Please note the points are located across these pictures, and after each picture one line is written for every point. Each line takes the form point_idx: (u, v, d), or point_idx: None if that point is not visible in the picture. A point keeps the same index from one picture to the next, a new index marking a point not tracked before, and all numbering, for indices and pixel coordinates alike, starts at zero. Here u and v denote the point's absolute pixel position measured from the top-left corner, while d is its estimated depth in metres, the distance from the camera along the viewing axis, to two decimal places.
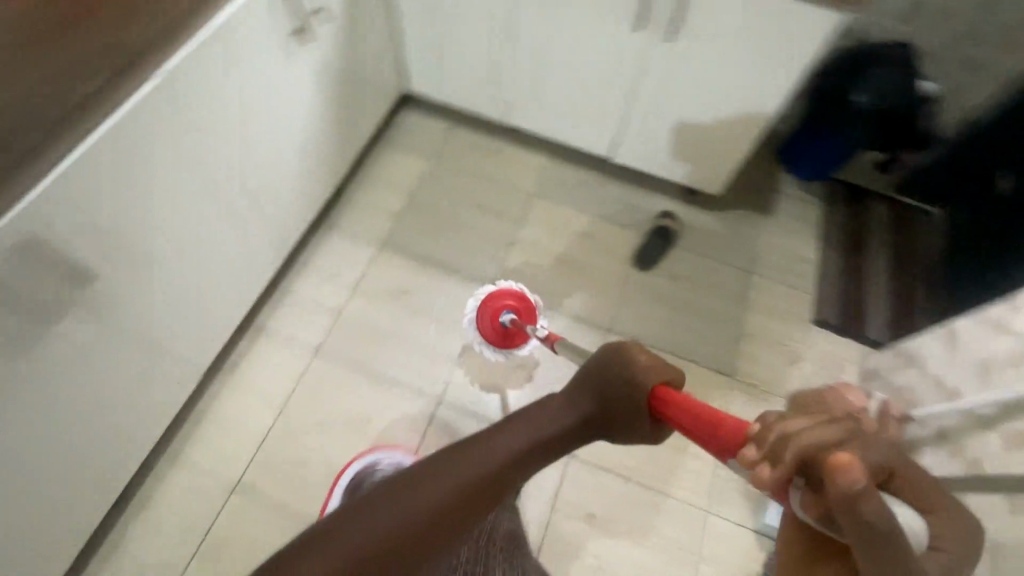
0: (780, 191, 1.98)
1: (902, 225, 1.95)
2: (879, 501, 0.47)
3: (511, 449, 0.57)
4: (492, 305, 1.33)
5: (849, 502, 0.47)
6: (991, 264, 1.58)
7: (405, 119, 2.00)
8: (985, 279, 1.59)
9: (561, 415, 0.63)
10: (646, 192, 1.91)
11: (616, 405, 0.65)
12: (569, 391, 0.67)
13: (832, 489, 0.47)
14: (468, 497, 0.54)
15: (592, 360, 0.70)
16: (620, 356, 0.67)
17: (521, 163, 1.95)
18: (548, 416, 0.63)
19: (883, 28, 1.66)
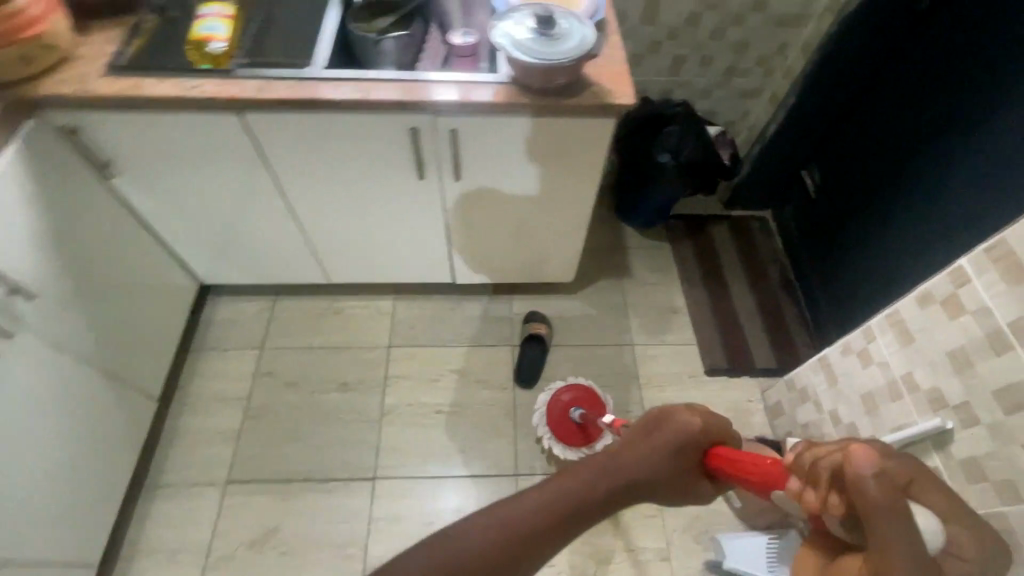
0: (629, 248, 1.96)
1: (742, 244, 2.01)
2: (870, 468, 0.58)
3: (566, 503, 0.55)
4: (562, 399, 1.48)
5: (879, 499, 0.57)
6: (841, 269, 1.72)
7: (214, 313, 1.71)
8: (839, 283, 1.73)
9: (625, 469, 0.59)
10: (504, 300, 1.79)
11: (665, 462, 0.61)
12: (636, 434, 0.64)
13: (856, 479, 0.59)
14: (506, 546, 0.52)
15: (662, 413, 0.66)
16: (670, 418, 0.64)
17: (363, 316, 1.74)
18: (619, 466, 0.59)
19: (658, 83, 1.70)
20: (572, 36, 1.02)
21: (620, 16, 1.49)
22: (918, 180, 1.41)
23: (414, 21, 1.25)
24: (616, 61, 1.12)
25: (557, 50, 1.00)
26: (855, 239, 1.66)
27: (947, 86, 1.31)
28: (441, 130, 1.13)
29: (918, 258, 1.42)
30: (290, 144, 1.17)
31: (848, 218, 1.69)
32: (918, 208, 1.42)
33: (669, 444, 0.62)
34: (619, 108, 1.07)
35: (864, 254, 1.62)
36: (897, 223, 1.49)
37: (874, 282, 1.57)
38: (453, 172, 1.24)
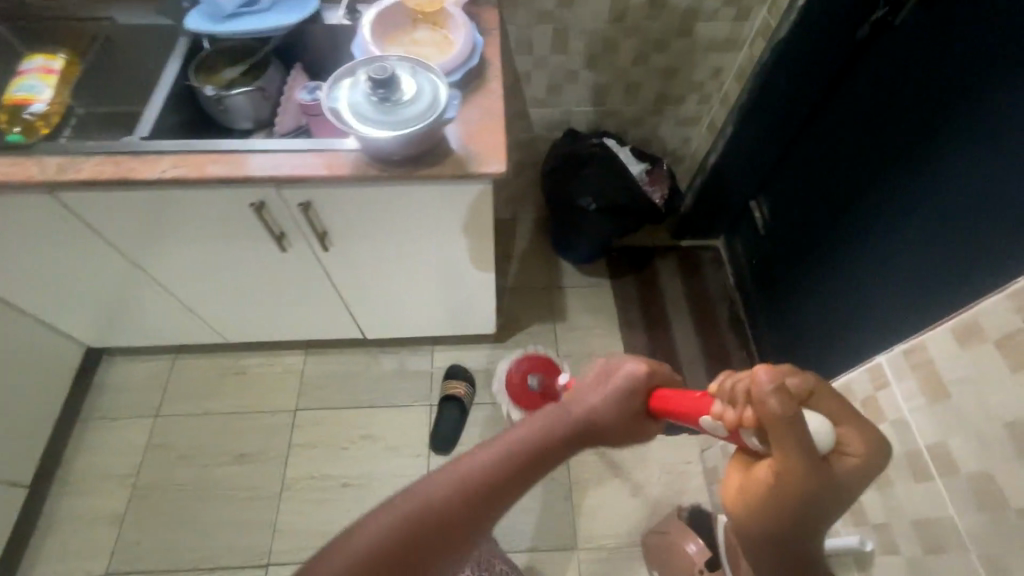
0: (565, 288, 1.81)
1: (690, 277, 1.87)
2: (776, 390, 0.47)
3: (521, 447, 0.56)
4: (519, 368, 1.48)
5: (780, 416, 0.46)
6: (807, 312, 1.51)
7: (108, 377, 1.59)
8: (804, 328, 1.52)
9: (575, 417, 0.60)
10: (425, 353, 1.66)
11: (615, 410, 0.62)
12: (586, 385, 0.64)
13: (760, 393, 0.47)
14: (473, 497, 0.52)
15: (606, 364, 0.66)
16: (615, 367, 0.65)
17: (269, 376, 1.61)
18: (569, 415, 0.60)
19: (581, 113, 1.53)
20: (411, 105, 0.85)
21: (527, 46, 1.32)
22: (884, 218, 1.20)
23: (267, 70, 1.08)
24: (488, 118, 0.97)
25: (385, 123, 0.84)
26: (820, 279, 1.44)
27: (910, 110, 1.10)
28: (292, 203, 0.99)
29: (887, 313, 1.20)
30: (122, 220, 1.02)
31: (811, 255, 1.47)
32: (885, 252, 1.20)
33: (615, 393, 0.63)
34: (484, 177, 0.92)
35: (830, 298, 1.41)
36: (864, 266, 1.27)
37: (842, 333, 1.36)
38: (321, 242, 1.09)
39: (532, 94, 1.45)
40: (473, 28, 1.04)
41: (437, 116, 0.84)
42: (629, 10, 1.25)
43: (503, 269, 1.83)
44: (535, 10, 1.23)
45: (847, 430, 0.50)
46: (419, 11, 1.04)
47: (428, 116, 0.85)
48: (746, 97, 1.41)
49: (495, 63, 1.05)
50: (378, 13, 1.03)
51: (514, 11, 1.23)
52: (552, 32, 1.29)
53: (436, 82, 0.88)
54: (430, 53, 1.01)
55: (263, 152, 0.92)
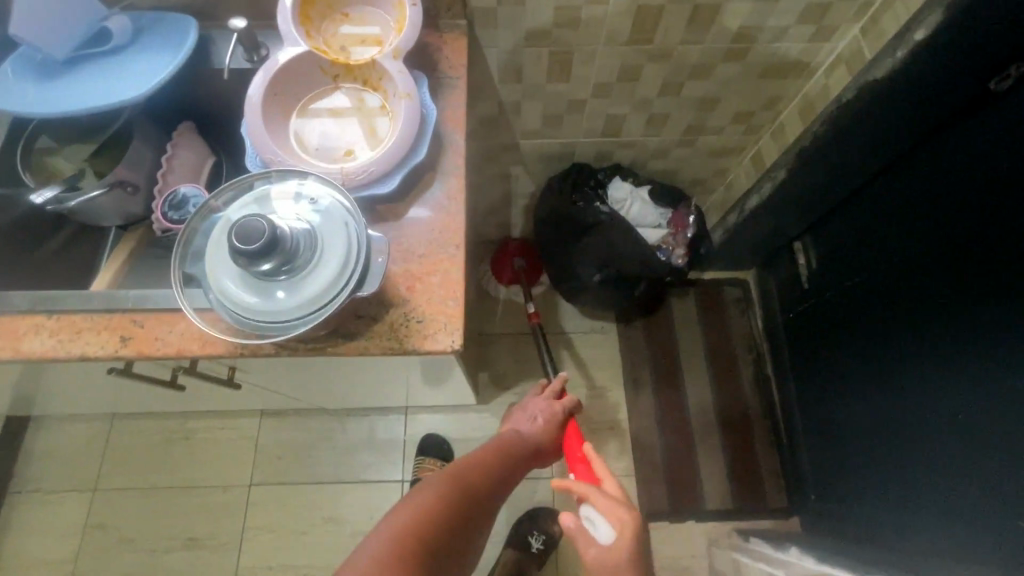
0: (563, 335, 1.55)
1: (710, 320, 1.59)
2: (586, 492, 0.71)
3: (510, 460, 0.77)
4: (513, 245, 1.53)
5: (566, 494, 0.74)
6: (858, 418, 1.20)
7: (37, 442, 1.40)
8: (852, 436, 1.22)
9: (526, 422, 0.89)
10: (397, 418, 1.45)
11: (550, 427, 0.88)
12: (531, 399, 0.94)
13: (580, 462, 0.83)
14: (489, 481, 0.70)
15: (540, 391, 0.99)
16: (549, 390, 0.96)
17: (220, 443, 1.41)
18: (523, 421, 0.89)
19: (588, 144, 1.18)
20: (306, 279, 0.56)
21: (514, 72, 0.96)
22: (1004, 346, 0.87)
23: (131, 140, 0.75)
24: (439, 251, 0.67)
25: (263, 311, 0.55)
26: (882, 388, 1.12)
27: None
28: (175, 362, 0.71)
29: (992, 472, 0.90)
30: None
31: (872, 353, 1.14)
32: (997, 393, 0.88)
33: (553, 421, 0.89)
34: (432, 356, 0.63)
35: (890, 410, 1.10)
36: (955, 398, 0.96)
37: (908, 467, 1.06)
38: (232, 380, 0.83)
39: (523, 124, 1.10)
40: (423, 89, 0.72)
41: (342, 303, 0.54)
42: (658, 30, 0.88)
43: (489, 311, 1.56)
44: (525, 30, 0.87)
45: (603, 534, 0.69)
46: (342, 63, 0.70)
47: (329, 300, 0.55)
48: (809, 138, 1.07)
49: (457, 138, 0.73)
50: (276, 72, 0.68)
51: (494, 32, 0.87)
52: (548, 55, 0.92)
53: (349, 233, 0.58)
54: (362, 137, 0.70)
55: (114, 313, 0.63)
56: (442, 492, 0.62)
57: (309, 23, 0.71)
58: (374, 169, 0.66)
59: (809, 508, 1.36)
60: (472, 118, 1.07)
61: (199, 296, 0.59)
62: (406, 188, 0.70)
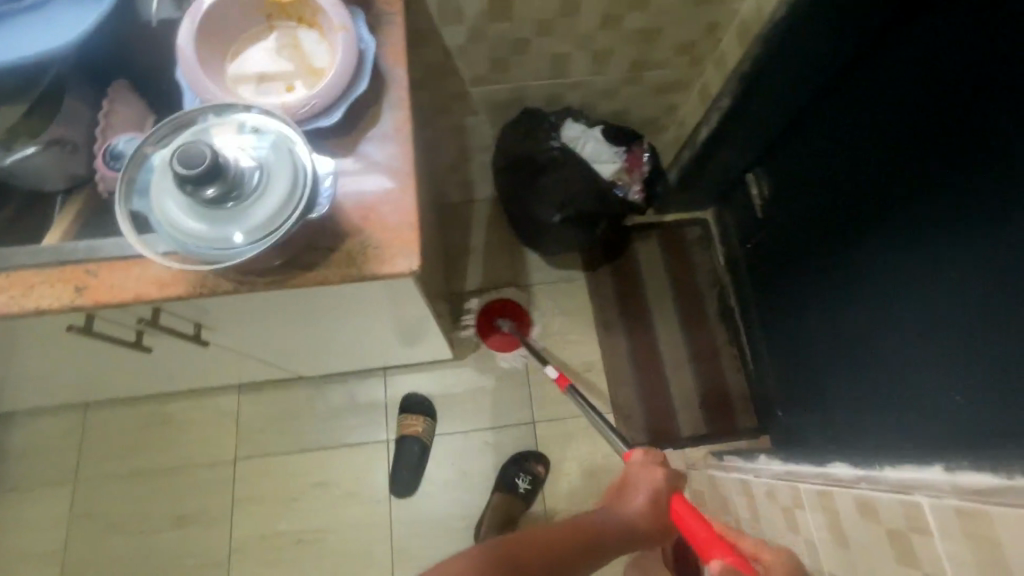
0: (533, 287, 1.58)
1: (675, 259, 1.64)
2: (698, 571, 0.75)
3: (578, 539, 0.84)
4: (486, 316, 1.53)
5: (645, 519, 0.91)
6: (816, 333, 1.26)
7: (10, 440, 1.37)
8: (813, 351, 1.28)
9: (619, 508, 0.93)
10: (377, 380, 1.47)
11: (649, 508, 0.92)
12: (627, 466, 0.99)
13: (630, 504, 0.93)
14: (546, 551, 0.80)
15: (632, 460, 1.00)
16: (648, 454, 0.99)
17: (200, 423, 1.41)
18: (616, 503, 0.94)
19: (538, 87, 1.19)
20: (255, 207, 0.57)
21: (454, 12, 0.96)
22: (934, 238, 0.93)
23: (64, 101, 0.74)
24: (390, 180, 0.68)
25: (214, 241, 0.56)
26: (836, 299, 1.18)
27: (993, 97, 0.79)
28: (138, 315, 0.70)
29: (933, 360, 0.96)
30: None
31: (824, 268, 1.20)
32: (931, 283, 0.94)
33: (647, 497, 0.93)
34: (390, 280, 0.65)
35: (840, 314, 1.17)
36: (897, 297, 1.02)
37: (863, 370, 1.13)
38: (199, 337, 0.83)
39: (470, 70, 1.11)
40: (360, 23, 0.71)
41: (291, 226, 0.55)
42: None
43: (459, 269, 1.57)
44: None
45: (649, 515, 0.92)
46: (274, 3, 0.70)
47: (275, 230, 0.56)
48: (748, 62, 1.10)
49: (400, 74, 0.73)
50: (205, 16, 0.67)
51: None
52: None
53: (295, 160, 0.58)
54: (302, 74, 0.69)
55: (65, 264, 0.63)
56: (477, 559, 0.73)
57: None
58: (316, 102, 0.65)
59: (776, 425, 1.43)
60: (417, 66, 1.07)
61: (151, 233, 0.60)
62: (351, 122, 0.70)
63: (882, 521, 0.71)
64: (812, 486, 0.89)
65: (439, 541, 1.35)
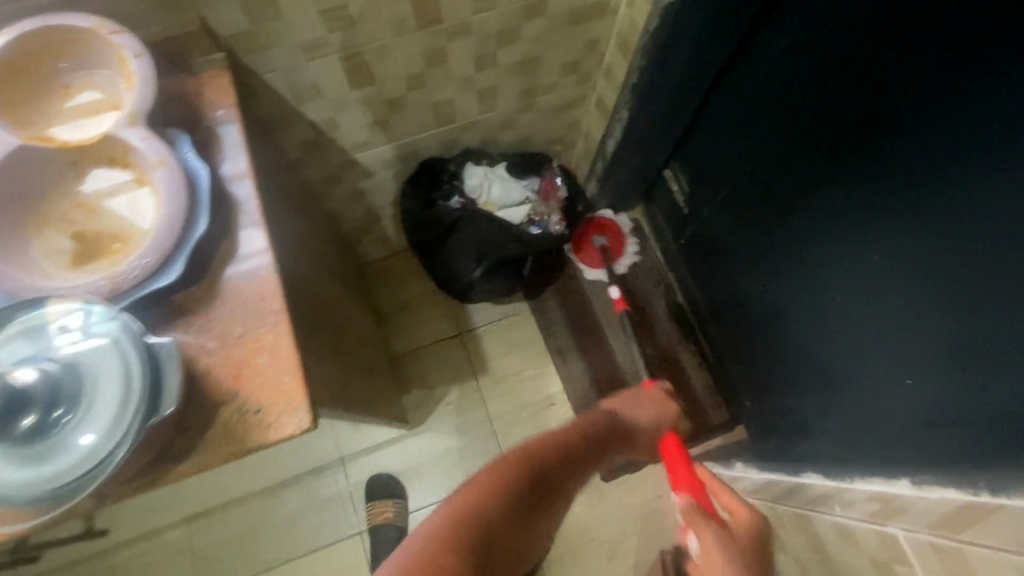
0: (478, 330, 1.51)
1: (614, 266, 1.60)
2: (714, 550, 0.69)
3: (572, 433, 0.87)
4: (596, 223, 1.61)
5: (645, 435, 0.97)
6: (763, 323, 1.23)
7: None
8: (764, 342, 1.25)
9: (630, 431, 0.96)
10: (335, 471, 1.36)
11: (647, 423, 0.98)
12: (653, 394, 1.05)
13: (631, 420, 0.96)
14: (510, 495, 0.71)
15: (654, 410, 1.01)
16: (663, 398, 1.04)
17: (150, 566, 1.28)
18: (626, 411, 0.99)
19: (429, 139, 1.11)
20: (87, 425, 0.48)
21: (311, 90, 0.87)
22: (848, 228, 0.88)
23: None
24: (260, 326, 0.59)
25: (44, 476, 0.47)
26: (774, 289, 1.15)
27: (882, 85, 0.74)
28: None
29: (866, 352, 0.92)
30: None
31: (761, 254, 1.16)
32: (853, 275, 0.90)
33: (644, 414, 1.00)
34: (283, 444, 0.56)
35: (779, 301, 1.14)
36: (827, 287, 0.98)
37: (808, 360, 1.09)
38: (93, 529, 0.72)
39: (349, 138, 1.02)
40: (184, 148, 0.62)
41: (136, 435, 0.47)
42: (444, 6, 0.81)
43: (397, 330, 1.49)
44: (300, 44, 0.78)
45: (646, 431, 0.97)
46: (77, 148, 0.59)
47: (115, 441, 0.47)
48: (636, 73, 1.05)
49: (247, 190, 0.65)
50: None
51: (265, 56, 0.77)
52: (339, 64, 0.84)
53: (124, 352, 0.49)
54: (128, 224, 0.60)
55: None
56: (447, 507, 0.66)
57: (17, 111, 0.60)
58: (149, 257, 0.56)
59: (747, 415, 1.41)
60: (290, 148, 0.97)
61: None
62: (201, 264, 0.61)
63: (863, 550, 0.68)
64: (790, 507, 0.86)
65: None
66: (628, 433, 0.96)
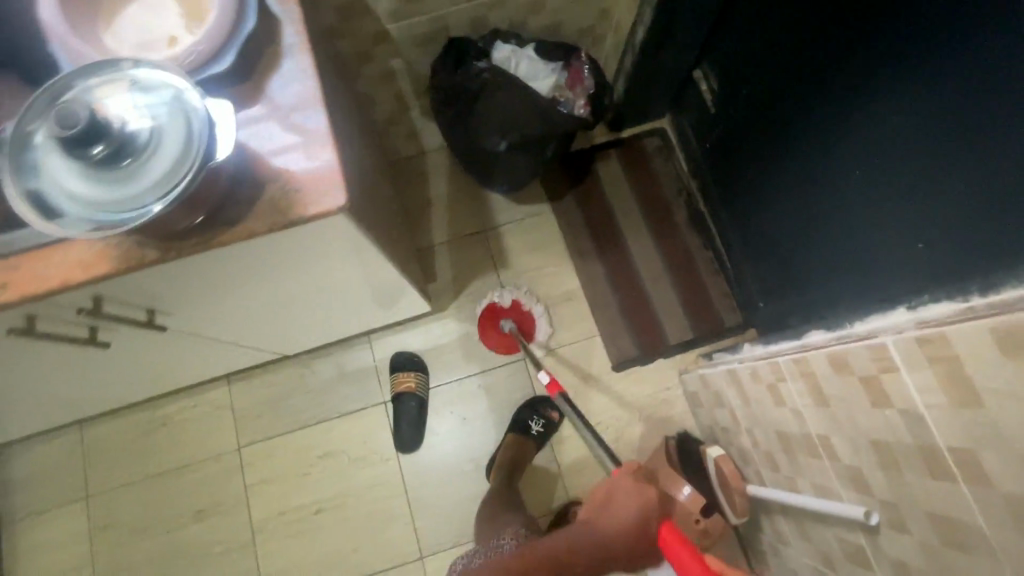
0: (500, 227, 1.56)
1: (637, 171, 1.62)
2: None
3: (520, 569, 0.87)
4: (491, 317, 1.47)
5: (638, 545, 0.87)
6: (780, 216, 1.26)
7: (13, 473, 1.37)
8: (782, 236, 1.28)
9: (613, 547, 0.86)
10: (359, 347, 1.46)
11: (632, 531, 0.86)
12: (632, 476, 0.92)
13: (600, 541, 0.87)
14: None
15: (632, 492, 0.89)
16: (643, 490, 0.88)
17: (195, 421, 1.41)
18: (605, 516, 0.89)
19: (460, 14, 1.13)
20: (148, 172, 0.53)
21: None
22: (890, 92, 0.87)
23: None
24: (299, 120, 0.65)
25: (114, 202, 0.53)
26: (794, 179, 1.17)
27: None
28: (76, 308, 0.70)
29: (894, 213, 0.94)
30: None
31: (780, 147, 1.18)
32: (873, 147, 0.94)
33: (631, 518, 0.87)
34: (320, 219, 0.63)
35: (803, 188, 1.16)
36: (845, 165, 1.02)
37: (827, 248, 1.13)
38: (155, 322, 0.82)
39: (384, 6, 1.05)
40: None
41: (193, 179, 0.53)
42: None
43: (423, 222, 1.55)
44: None
45: (635, 534, 0.86)
46: None
47: (174, 180, 0.53)
48: None
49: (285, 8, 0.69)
50: None
51: None
52: None
53: (189, 114, 0.55)
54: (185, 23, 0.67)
55: None
56: None
57: None
58: (202, 46, 0.62)
59: (760, 316, 1.44)
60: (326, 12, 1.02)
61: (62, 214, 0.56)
62: (247, 69, 0.66)
63: (855, 373, 0.73)
64: (790, 357, 0.90)
65: (451, 486, 1.38)
66: (591, 559, 0.87)
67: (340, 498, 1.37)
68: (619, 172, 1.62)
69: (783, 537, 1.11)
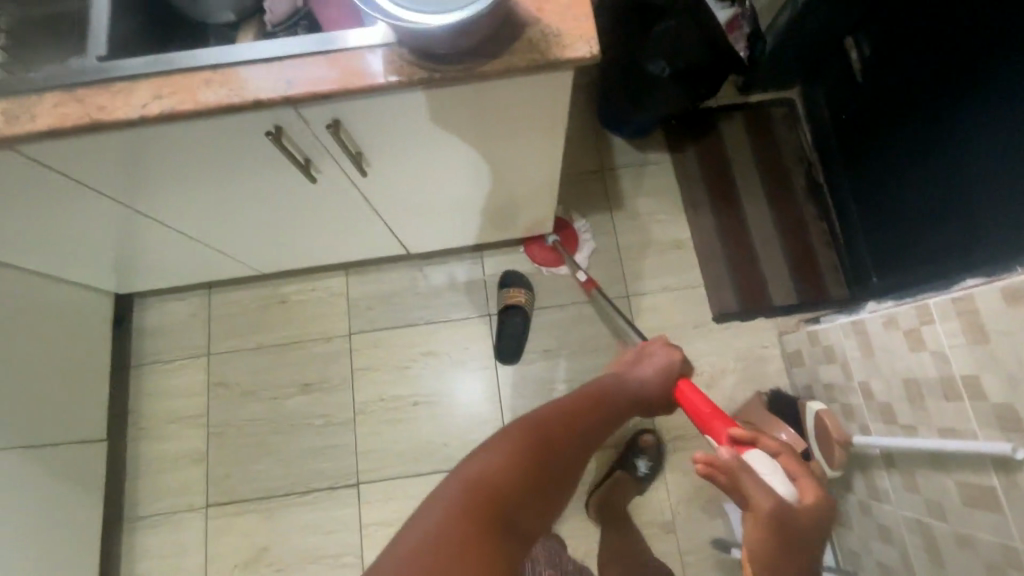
0: (619, 169, 1.60)
1: (761, 135, 1.63)
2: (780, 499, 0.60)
3: (548, 419, 0.73)
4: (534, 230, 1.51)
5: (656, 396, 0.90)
6: (903, 180, 1.31)
7: (145, 320, 1.49)
8: (905, 203, 1.32)
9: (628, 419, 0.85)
10: (473, 260, 1.52)
11: (659, 378, 0.90)
12: (659, 348, 0.95)
13: (624, 398, 0.86)
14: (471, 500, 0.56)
15: (657, 362, 0.93)
16: (661, 353, 0.94)
17: (312, 302, 1.50)
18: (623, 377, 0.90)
19: None
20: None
21: None
22: None
23: None
24: None
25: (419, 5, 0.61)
26: (940, 150, 1.20)
27: None
28: (317, 129, 0.79)
29: None
30: (131, 169, 0.83)
31: (931, 120, 1.21)
32: None
33: (657, 375, 0.91)
34: (572, 65, 0.68)
35: (951, 155, 1.17)
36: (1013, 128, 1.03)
37: (973, 218, 1.15)
38: (359, 166, 0.90)
39: None
40: None
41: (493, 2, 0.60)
42: None
43: None
44: None
45: (649, 387, 0.89)
46: None
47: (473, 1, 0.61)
48: None
49: None
50: None
51: None
52: None
53: None
54: None
55: (272, 62, 0.69)
56: (449, 510, 0.54)
57: None
58: None
59: (871, 292, 1.45)
60: None
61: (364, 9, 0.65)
62: None
63: None
64: (940, 299, 0.92)
65: (542, 402, 1.44)
66: (607, 420, 0.80)
67: (436, 395, 1.45)
68: (743, 134, 1.63)
69: (882, 492, 1.13)
